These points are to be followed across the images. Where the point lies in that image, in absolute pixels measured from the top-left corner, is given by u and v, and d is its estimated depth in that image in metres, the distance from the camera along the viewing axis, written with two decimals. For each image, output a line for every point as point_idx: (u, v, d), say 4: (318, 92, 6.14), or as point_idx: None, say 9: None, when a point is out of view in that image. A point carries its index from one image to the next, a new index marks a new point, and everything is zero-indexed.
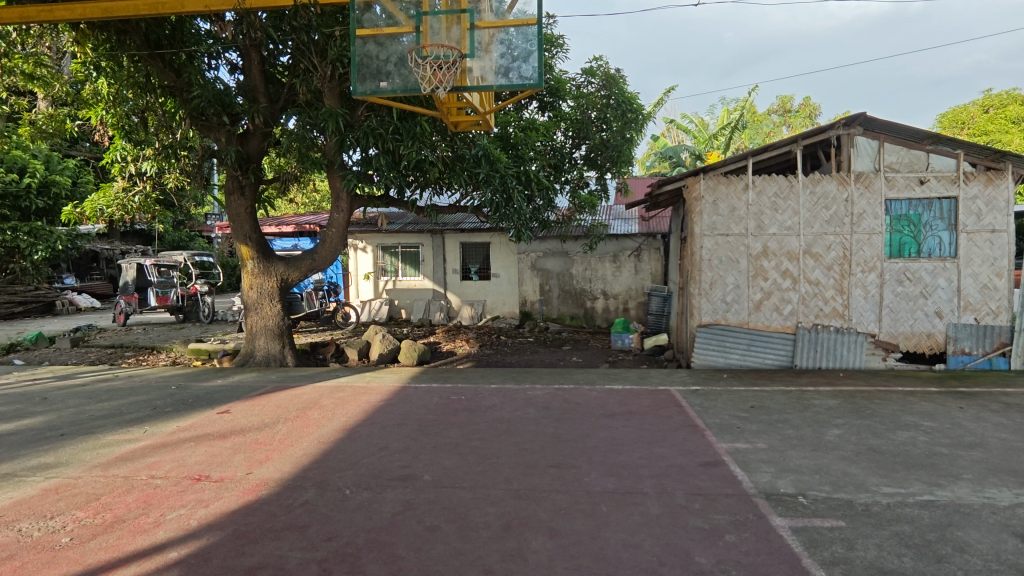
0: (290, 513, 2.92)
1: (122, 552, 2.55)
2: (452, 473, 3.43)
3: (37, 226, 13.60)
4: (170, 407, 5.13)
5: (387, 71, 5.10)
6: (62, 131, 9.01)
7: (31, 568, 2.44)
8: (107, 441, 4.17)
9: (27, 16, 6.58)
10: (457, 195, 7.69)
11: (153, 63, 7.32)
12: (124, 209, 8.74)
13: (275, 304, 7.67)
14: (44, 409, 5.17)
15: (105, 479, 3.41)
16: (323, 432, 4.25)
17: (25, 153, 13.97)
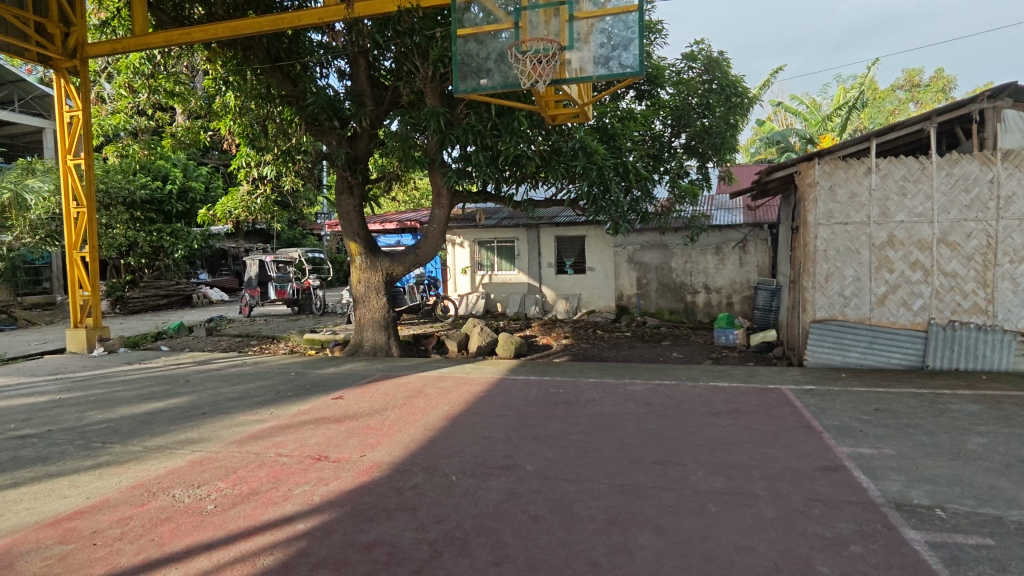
0: (402, 494, 3.08)
1: (258, 521, 2.81)
2: (554, 465, 3.45)
3: (177, 227, 15.15)
4: (291, 391, 5.58)
5: (487, 68, 5.19)
6: (198, 141, 10.00)
7: (184, 530, 2.75)
8: (240, 420, 4.61)
9: (170, 39, 7.47)
10: (553, 189, 7.67)
11: (274, 75, 7.94)
12: (249, 210, 9.61)
13: (381, 298, 8.07)
14: (187, 390, 5.80)
15: (241, 455, 3.77)
16: (428, 420, 4.42)
17: (167, 163, 15.67)
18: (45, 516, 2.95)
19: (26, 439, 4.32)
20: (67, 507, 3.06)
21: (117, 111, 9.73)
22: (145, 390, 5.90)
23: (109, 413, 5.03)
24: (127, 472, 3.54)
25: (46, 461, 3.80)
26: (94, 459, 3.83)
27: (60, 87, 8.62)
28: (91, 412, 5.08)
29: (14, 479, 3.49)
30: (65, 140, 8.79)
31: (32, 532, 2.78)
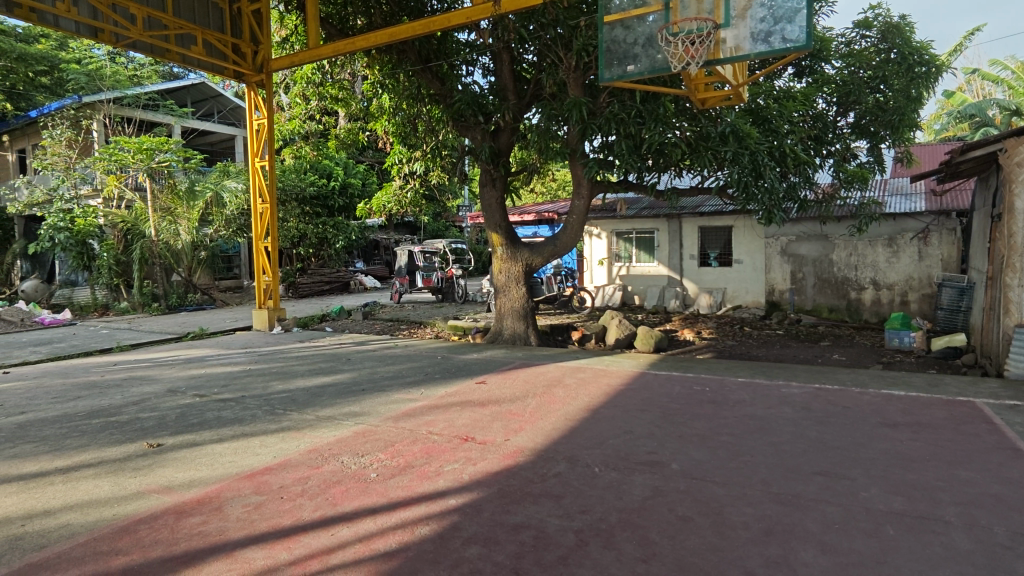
0: (546, 481, 3.14)
1: (415, 492, 3.02)
2: (702, 465, 3.30)
3: (339, 220, 16.87)
4: (438, 374, 5.94)
5: (634, 54, 5.07)
6: (357, 142, 10.94)
7: (353, 493, 3.05)
8: (395, 398, 4.99)
9: (337, 49, 8.23)
10: (699, 177, 7.27)
11: (424, 75, 8.44)
12: (400, 203, 10.30)
13: (521, 288, 8.26)
14: (349, 368, 6.42)
15: (397, 430, 4.08)
16: (569, 409, 4.45)
17: (332, 162, 17.35)
18: (242, 469, 3.43)
19: (226, 402, 5.06)
20: (259, 463, 3.53)
21: (292, 117, 10.98)
22: (315, 366, 6.63)
23: (288, 384, 5.73)
24: (304, 437, 4.00)
25: (242, 422, 4.42)
26: (278, 423, 4.37)
27: (251, 98, 9.91)
28: (273, 382, 5.82)
29: (219, 435, 4.10)
30: (254, 144, 10.08)
31: (234, 482, 3.25)
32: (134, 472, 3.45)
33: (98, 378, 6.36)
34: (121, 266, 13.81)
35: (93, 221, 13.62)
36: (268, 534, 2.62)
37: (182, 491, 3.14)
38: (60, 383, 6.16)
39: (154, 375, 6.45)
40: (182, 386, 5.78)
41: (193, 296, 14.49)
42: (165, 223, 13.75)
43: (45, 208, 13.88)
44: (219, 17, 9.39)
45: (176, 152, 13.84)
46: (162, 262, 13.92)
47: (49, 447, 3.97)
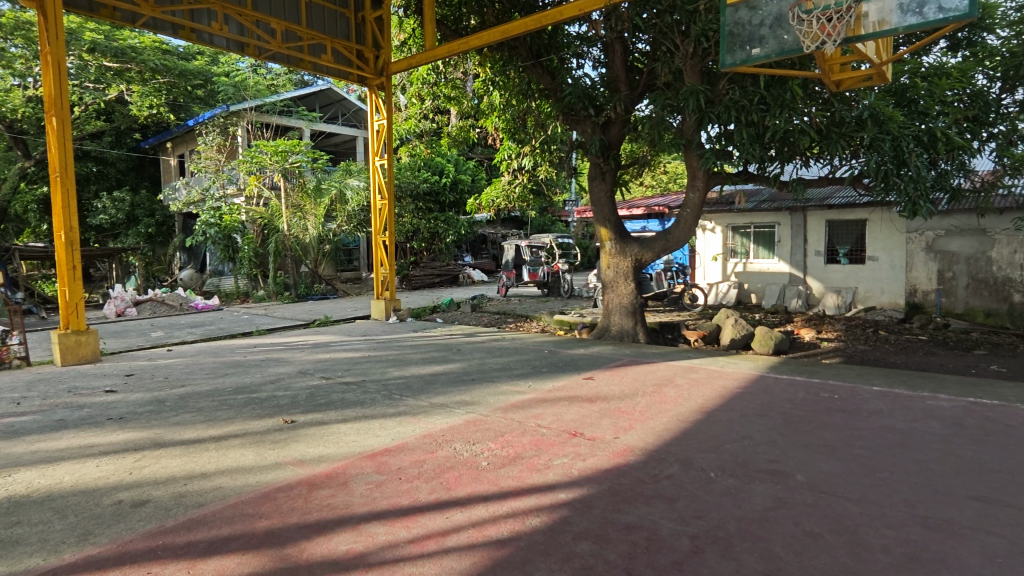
0: (658, 482, 3.05)
1: (525, 483, 3.06)
2: (832, 479, 3.04)
3: (450, 215, 17.47)
4: (546, 367, 5.98)
5: (761, 36, 4.75)
6: (468, 139, 11.24)
7: (465, 479, 3.15)
8: (504, 389, 5.10)
9: (451, 50, 8.52)
10: (829, 166, 6.69)
11: (536, 71, 8.47)
12: (508, 199, 10.45)
13: (629, 284, 8.09)
14: (460, 358, 6.65)
15: (507, 421, 4.16)
16: (681, 410, 4.29)
17: (444, 159, 18.01)
18: (365, 449, 3.66)
19: (349, 385, 5.44)
20: (379, 444, 3.75)
21: (409, 117, 11.54)
22: (428, 355, 6.93)
23: (404, 371, 6.05)
24: (419, 423, 4.19)
25: (363, 405, 4.72)
26: (395, 407, 4.62)
27: (373, 101, 10.51)
28: (391, 369, 6.17)
29: (344, 416, 4.41)
30: (374, 144, 10.69)
31: (357, 460, 3.48)
32: (272, 445, 3.80)
33: (242, 358, 7.11)
34: (259, 258, 15.32)
35: (237, 217, 15.20)
36: (389, 511, 2.78)
37: (313, 465, 3.41)
38: (211, 362, 6.94)
39: (287, 357, 7.07)
40: (311, 369, 6.29)
41: (319, 287, 15.69)
42: (295, 219, 15.03)
43: (199, 207, 15.69)
44: (346, 26, 10.08)
45: (306, 153, 15.08)
46: (293, 254, 15.26)
47: (203, 417, 4.49)
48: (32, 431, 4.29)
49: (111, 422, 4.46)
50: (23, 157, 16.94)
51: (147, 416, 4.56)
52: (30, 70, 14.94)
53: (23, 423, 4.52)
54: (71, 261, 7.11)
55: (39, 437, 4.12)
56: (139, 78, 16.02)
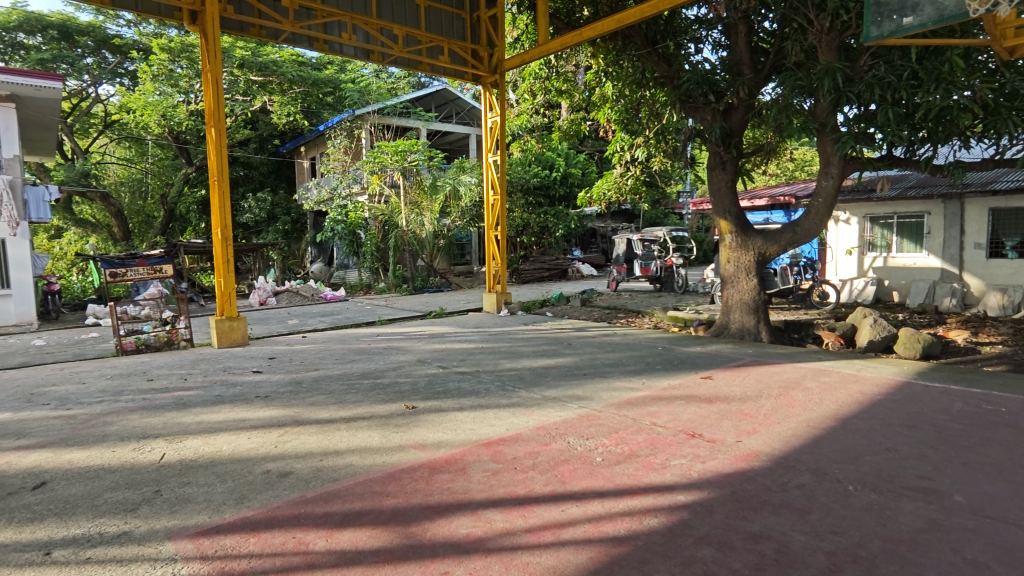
0: (786, 491, 2.85)
1: (642, 482, 3.00)
2: (999, 503, 2.67)
3: (559, 209, 17.47)
4: (660, 365, 5.81)
5: (914, 3, 4.26)
6: (579, 132, 11.14)
7: (580, 474, 3.14)
8: (617, 385, 5.03)
9: (564, 43, 8.49)
10: (995, 147, 5.86)
11: (651, 58, 8.16)
12: (620, 191, 10.18)
13: (752, 279, 7.63)
14: (571, 352, 6.65)
15: (621, 417, 4.09)
16: (812, 415, 3.98)
17: (554, 153, 18.03)
18: (481, 438, 3.78)
19: (464, 375, 5.64)
20: (494, 433, 3.85)
21: (521, 112, 11.70)
22: (539, 348, 7.00)
23: (516, 363, 6.15)
24: (533, 415, 4.25)
25: (478, 394, 4.87)
26: (509, 398, 4.72)
27: (486, 99, 10.74)
28: (503, 360, 6.31)
29: (461, 404, 4.58)
30: (488, 140, 10.93)
31: (474, 448, 3.59)
32: (396, 428, 4.04)
33: (367, 346, 7.61)
34: (380, 252, 16.18)
35: (361, 215, 16.27)
36: (506, 499, 2.85)
37: (434, 449, 3.58)
38: (340, 348, 7.51)
39: (407, 346, 7.47)
40: (429, 358, 6.60)
41: (434, 280, 16.39)
42: (413, 215, 15.81)
43: (329, 205, 16.98)
44: (462, 26, 10.39)
45: (423, 152, 15.81)
46: (410, 249, 16.05)
47: (335, 398, 4.87)
48: (197, 403, 4.91)
49: (258, 399, 4.98)
50: (186, 164, 19.33)
51: (287, 395, 5.04)
52: (191, 87, 16.96)
53: (189, 396, 5.18)
54: (225, 254, 8.04)
55: (203, 410, 4.71)
56: (279, 88, 17.64)
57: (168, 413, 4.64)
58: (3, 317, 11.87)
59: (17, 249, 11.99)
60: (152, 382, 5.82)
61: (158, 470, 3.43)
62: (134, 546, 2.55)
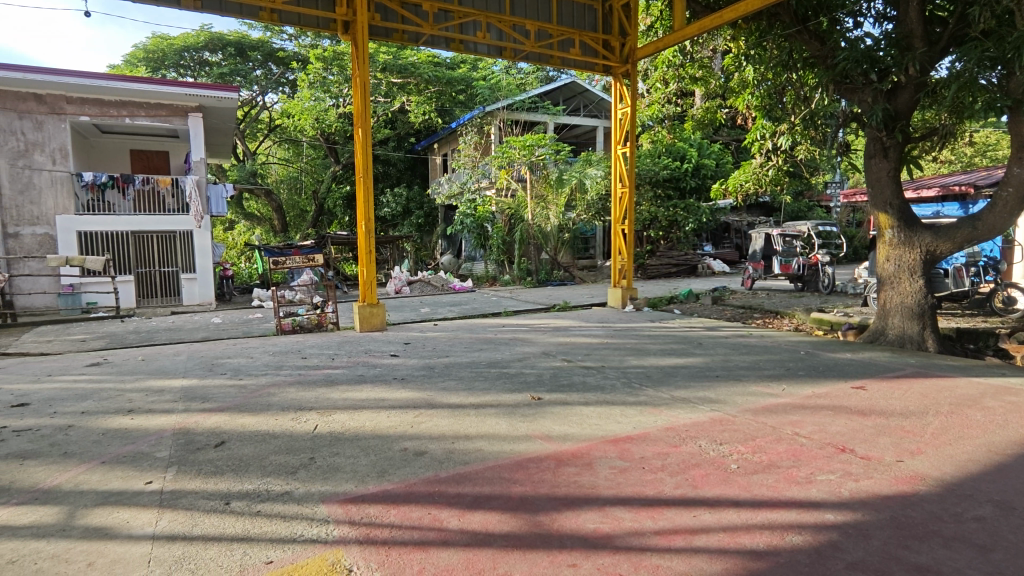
0: (961, 523, 2.50)
1: (784, 495, 2.79)
2: None
3: (690, 202, 16.72)
4: (802, 370, 5.36)
5: None
6: (714, 121, 10.57)
7: (713, 480, 2.99)
8: (753, 390, 4.72)
9: (704, 27, 8.08)
10: None
11: (801, 37, 7.46)
12: (759, 182, 9.42)
13: (917, 280, 6.77)
14: (701, 352, 6.36)
15: (758, 424, 3.84)
16: (994, 439, 3.45)
17: (686, 144, 17.27)
18: (607, 434, 3.74)
19: (589, 370, 5.62)
20: (621, 430, 3.79)
21: (652, 102, 11.36)
22: (667, 346, 6.77)
23: (643, 360, 6.01)
24: (661, 414, 4.12)
25: (604, 390, 4.82)
26: (636, 396, 4.62)
27: (617, 89, 10.56)
28: (629, 357, 6.19)
29: (586, 398, 4.57)
30: (616, 133, 10.73)
31: (601, 443, 3.56)
32: (523, 418, 4.12)
33: (493, 336, 7.85)
34: (506, 246, 16.69)
35: (488, 208, 16.78)
36: (634, 498, 2.80)
37: (560, 442, 3.61)
38: (468, 337, 7.82)
39: (531, 338, 7.60)
40: (554, 351, 6.66)
41: (558, 273, 16.55)
42: (539, 209, 15.98)
43: (459, 199, 17.70)
44: (594, 18, 10.27)
45: (550, 146, 15.92)
46: (535, 242, 16.28)
47: (465, 385, 5.08)
48: (343, 382, 5.38)
49: (396, 381, 5.34)
50: (335, 163, 21.20)
51: (422, 379, 5.36)
52: (341, 92, 18.49)
53: (336, 375, 5.70)
54: (368, 245, 8.70)
55: (349, 387, 5.15)
56: (417, 89, 18.68)
57: (319, 389, 5.13)
58: (190, 297, 13.87)
59: (201, 238, 13.88)
60: (306, 360, 6.48)
61: (312, 439, 3.81)
62: (294, 505, 2.85)
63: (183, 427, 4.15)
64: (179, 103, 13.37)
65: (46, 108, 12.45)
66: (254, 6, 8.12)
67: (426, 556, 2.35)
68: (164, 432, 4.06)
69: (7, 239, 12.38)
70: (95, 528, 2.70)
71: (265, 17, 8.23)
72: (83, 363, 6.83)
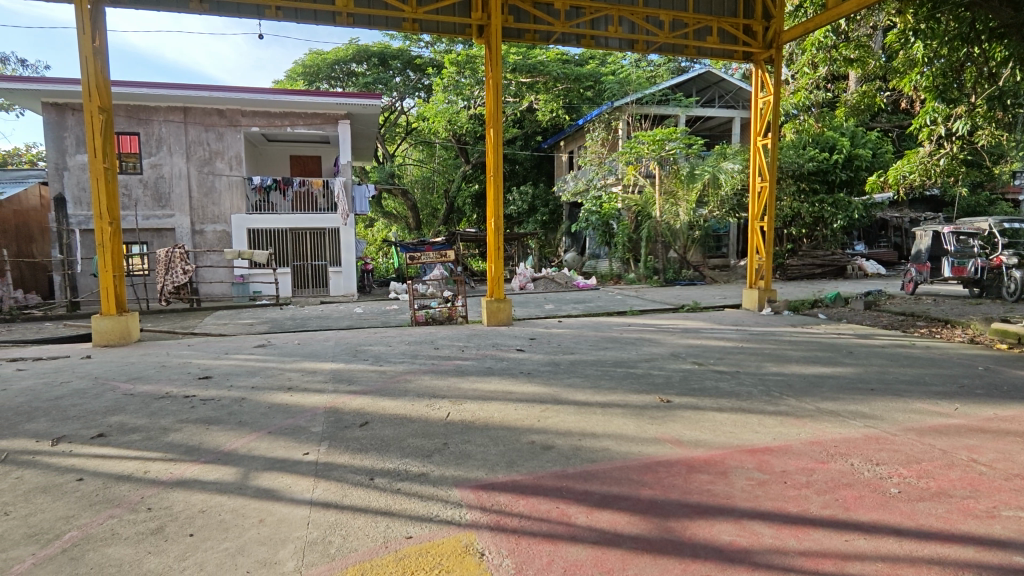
0: None
1: (958, 529, 2.45)
2: None
3: (839, 197, 15.22)
4: (981, 389, 4.66)
5: None
6: (872, 106, 9.48)
7: (868, 503, 2.71)
8: (917, 407, 4.19)
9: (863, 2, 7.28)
10: None
11: (988, 5, 6.41)
12: (927, 173, 8.20)
13: None
14: (852, 361, 5.78)
15: (924, 446, 3.41)
16: None
17: (837, 133, 15.71)
18: (743, 443, 3.53)
19: (722, 374, 5.34)
20: (760, 441, 3.56)
21: (798, 89, 10.47)
22: (811, 353, 6.23)
23: (783, 367, 5.59)
24: (805, 426, 3.81)
25: (739, 397, 4.55)
26: (775, 405, 4.31)
27: (758, 76, 9.92)
28: (767, 363, 5.79)
29: (719, 404, 4.35)
30: (757, 124, 10.06)
31: (737, 453, 3.37)
32: (652, 420, 4.02)
33: (619, 335, 7.73)
34: (632, 243, 16.42)
35: (614, 205, 16.57)
36: (775, 514, 2.62)
37: (691, 447, 3.47)
38: (593, 335, 7.76)
39: (659, 338, 7.38)
40: (683, 353, 6.42)
41: (686, 273, 16.04)
42: (668, 206, 15.45)
43: (585, 196, 17.63)
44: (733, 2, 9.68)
45: (682, 140, 15.23)
46: (663, 240, 15.89)
47: (591, 383, 5.06)
48: (472, 372, 5.61)
49: (522, 375, 5.46)
50: (465, 162, 22.13)
51: (548, 375, 5.43)
52: (473, 94, 19.18)
53: (466, 366, 5.95)
54: (497, 242, 8.95)
55: (478, 379, 5.35)
56: (545, 87, 18.90)
57: (451, 379, 5.39)
58: (337, 288, 15.27)
59: (346, 234, 15.16)
60: (439, 351, 6.84)
61: (445, 426, 4.02)
62: (430, 486, 3.03)
63: (334, 406, 4.58)
64: (331, 111, 14.70)
65: (226, 121, 14.30)
66: (398, 18, 8.68)
67: (554, 549, 2.38)
68: (317, 410, 4.51)
69: (194, 235, 14.45)
70: (264, 489, 3.07)
71: (407, 28, 8.76)
72: (251, 344, 7.78)
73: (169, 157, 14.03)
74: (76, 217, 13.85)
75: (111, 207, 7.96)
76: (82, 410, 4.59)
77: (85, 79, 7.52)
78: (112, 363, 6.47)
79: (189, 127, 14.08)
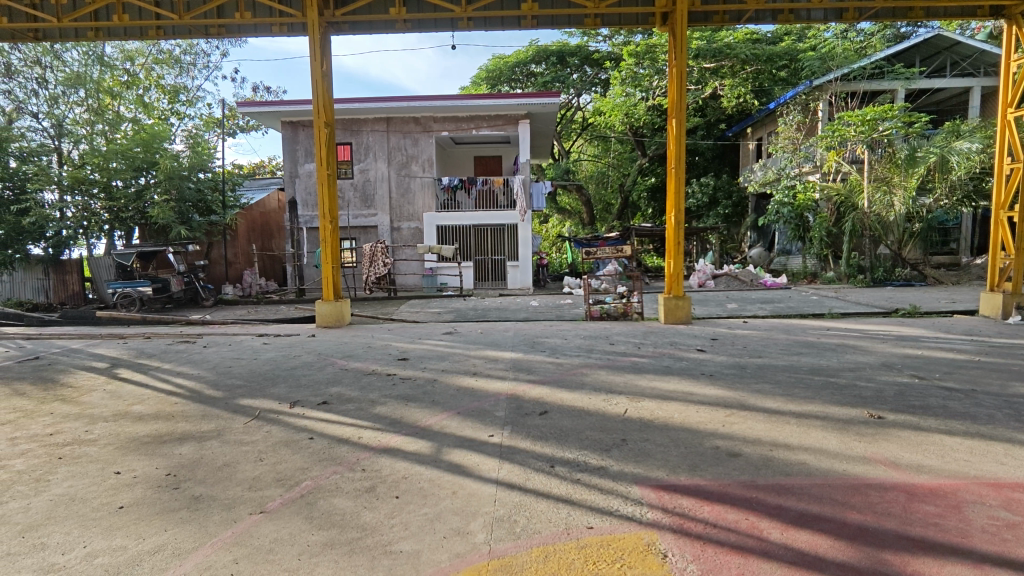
0: None
1: None
2: None
3: None
4: None
5: None
6: None
7: None
8: None
9: None
10: None
11: None
12: None
13: None
14: None
15: None
16: None
17: None
18: (984, 475, 2.96)
19: (953, 392, 4.52)
20: (1006, 474, 2.96)
21: None
22: None
23: None
24: None
25: (977, 420, 3.81)
26: None
27: (1011, 35, 8.22)
28: (1017, 383, 4.77)
29: (948, 427, 3.69)
30: (1006, 93, 8.34)
31: (973, 485, 2.85)
32: (858, 436, 3.56)
33: (815, 339, 6.97)
34: (831, 238, 14.71)
35: (811, 196, 14.92)
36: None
37: (912, 472, 3.00)
38: (785, 338, 7.09)
39: (867, 346, 6.48)
40: (898, 363, 5.57)
41: (901, 272, 13.91)
42: (879, 194, 13.39)
43: (775, 187, 16.19)
44: None
45: (899, 118, 13.26)
46: (871, 234, 13.99)
47: (783, 390, 4.64)
48: (649, 371, 5.49)
49: (704, 376, 5.19)
50: (642, 156, 21.63)
51: (733, 378, 5.09)
52: (651, 85, 18.70)
53: (643, 363, 5.83)
54: (676, 237, 8.62)
55: (656, 378, 5.21)
56: (730, 72, 17.69)
57: (627, 375, 5.34)
58: (514, 281, 16.03)
59: (525, 229, 15.72)
60: (614, 347, 6.80)
61: (623, 422, 4.00)
62: (610, 480, 3.04)
63: (515, 393, 4.81)
64: (512, 112, 15.40)
65: (421, 128, 15.77)
66: (580, 15, 8.76)
67: (745, 563, 2.24)
68: (500, 396, 4.78)
69: (393, 232, 16.14)
70: (455, 464, 3.35)
71: (589, 23, 8.81)
72: (440, 331, 8.48)
73: (374, 163, 15.89)
74: (304, 217, 16.33)
75: (331, 208, 9.23)
76: (311, 380, 5.41)
77: (315, 98, 8.82)
78: (331, 342, 7.53)
79: (391, 136, 15.82)
